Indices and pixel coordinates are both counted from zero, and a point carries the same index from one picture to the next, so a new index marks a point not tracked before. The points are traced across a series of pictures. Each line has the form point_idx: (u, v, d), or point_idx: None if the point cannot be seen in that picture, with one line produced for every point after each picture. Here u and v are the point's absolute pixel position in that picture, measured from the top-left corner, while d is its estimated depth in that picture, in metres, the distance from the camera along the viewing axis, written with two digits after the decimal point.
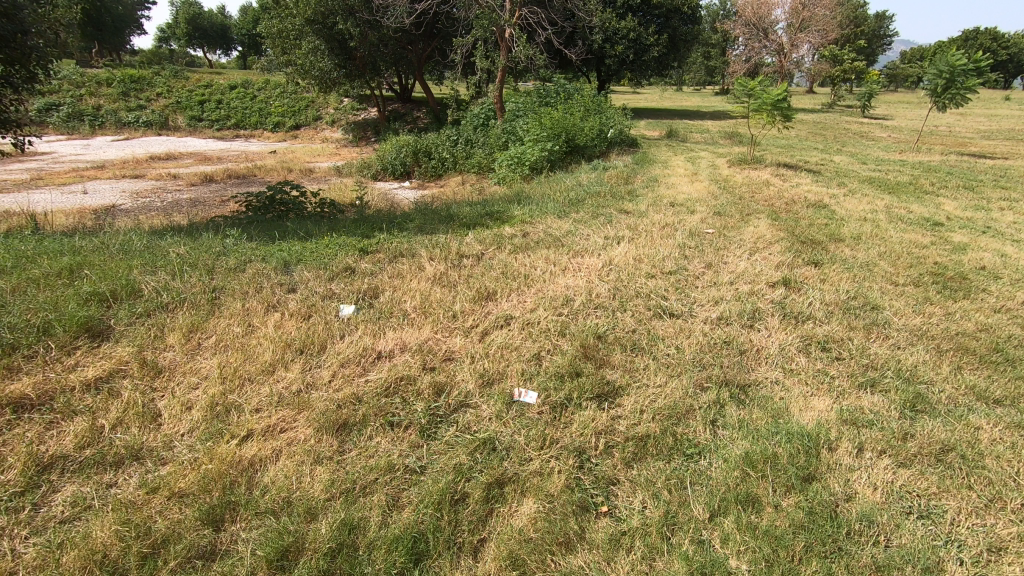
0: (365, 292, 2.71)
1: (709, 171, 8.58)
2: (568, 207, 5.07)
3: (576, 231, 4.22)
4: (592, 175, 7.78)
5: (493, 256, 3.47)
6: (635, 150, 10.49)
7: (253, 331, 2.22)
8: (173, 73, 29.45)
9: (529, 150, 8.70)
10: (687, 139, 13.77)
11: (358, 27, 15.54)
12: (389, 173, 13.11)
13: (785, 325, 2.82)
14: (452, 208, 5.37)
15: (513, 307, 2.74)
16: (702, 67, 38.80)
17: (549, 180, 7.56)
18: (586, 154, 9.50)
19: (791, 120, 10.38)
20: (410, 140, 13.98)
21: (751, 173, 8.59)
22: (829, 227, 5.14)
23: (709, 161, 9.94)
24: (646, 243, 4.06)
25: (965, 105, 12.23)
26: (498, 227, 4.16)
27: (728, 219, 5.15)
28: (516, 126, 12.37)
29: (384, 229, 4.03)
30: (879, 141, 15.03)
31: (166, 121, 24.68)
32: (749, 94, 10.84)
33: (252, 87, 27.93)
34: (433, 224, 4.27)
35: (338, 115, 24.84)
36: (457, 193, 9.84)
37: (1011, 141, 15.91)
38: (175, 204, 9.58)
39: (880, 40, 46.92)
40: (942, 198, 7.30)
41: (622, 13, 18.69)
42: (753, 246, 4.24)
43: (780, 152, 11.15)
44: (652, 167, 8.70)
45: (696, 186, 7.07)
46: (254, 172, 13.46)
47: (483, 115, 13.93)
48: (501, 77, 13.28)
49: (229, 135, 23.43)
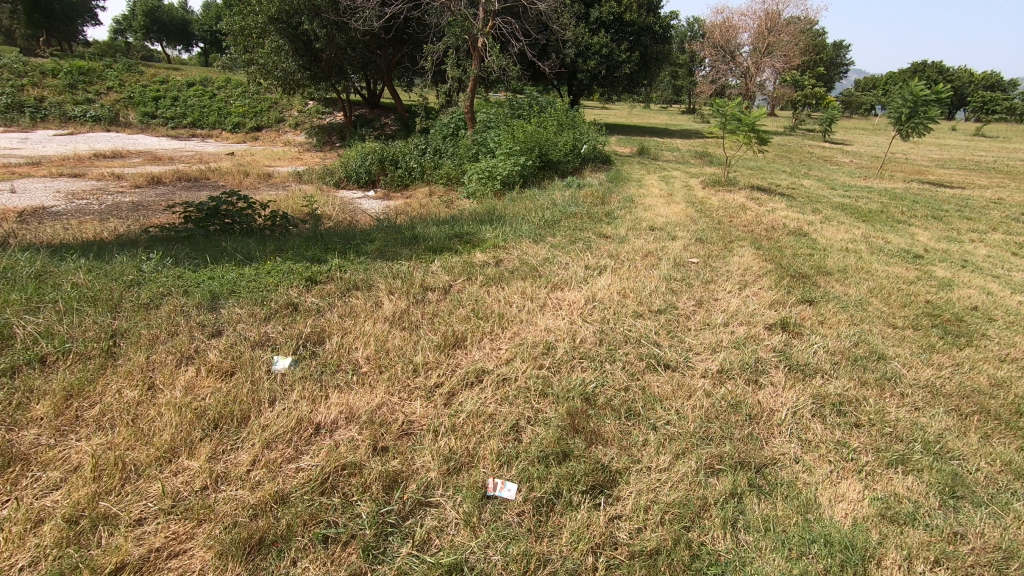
0: (308, 337, 2.25)
1: (684, 193, 8.41)
2: (543, 230, 4.71)
3: (553, 258, 3.85)
4: (566, 193, 7.48)
5: (462, 289, 3.06)
6: (608, 167, 10.27)
7: (153, 396, 1.74)
8: (126, 67, 28.03)
9: (501, 163, 8.32)
10: (659, 157, 13.71)
11: (325, 28, 14.94)
12: (353, 182, 12.52)
13: (792, 380, 2.50)
14: (417, 226, 4.95)
15: (485, 357, 2.32)
16: (669, 86, 39.50)
17: (520, 197, 7.22)
18: (559, 171, 9.21)
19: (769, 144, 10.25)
20: (376, 148, 13.45)
21: (725, 195, 8.44)
22: (814, 258, 4.92)
23: (682, 181, 9.78)
24: (630, 275, 3.72)
25: (926, 134, 12.51)
26: (468, 253, 3.75)
27: (710, 246, 4.89)
28: (487, 138, 12.03)
29: (338, 252, 3.57)
30: (843, 166, 15.29)
31: (116, 117, 23.36)
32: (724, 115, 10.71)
33: (211, 85, 26.82)
34: (395, 246, 3.83)
35: (302, 118, 24.03)
36: (423, 207, 9.40)
37: (964, 170, 16.46)
38: (115, 209, 8.83)
39: (835, 68, 48.88)
40: (915, 228, 7.26)
41: (595, 27, 18.63)
42: (742, 280, 3.96)
43: (752, 175, 11.10)
44: (627, 187, 8.47)
45: (674, 209, 6.83)
46: (207, 175, 12.68)
47: (453, 125, 13.53)
48: (472, 86, 12.93)
49: (185, 134, 22.32)
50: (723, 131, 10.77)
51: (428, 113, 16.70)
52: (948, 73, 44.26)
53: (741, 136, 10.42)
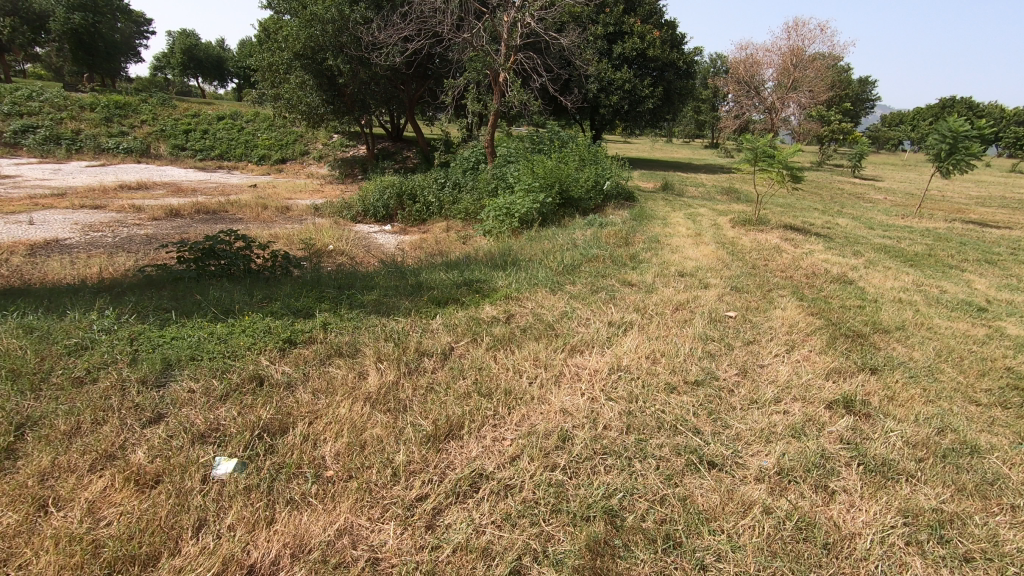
0: (266, 426, 1.83)
1: (712, 232, 7.96)
2: (562, 276, 4.29)
3: (572, 312, 3.41)
4: (587, 232, 7.09)
5: (465, 353, 2.64)
6: (631, 204, 9.89)
7: (39, 524, 1.34)
8: (160, 101, 29.01)
9: (519, 200, 7.99)
10: (683, 193, 13.30)
11: (349, 63, 15.10)
12: (370, 217, 12.37)
13: (873, 487, 1.98)
14: (426, 269, 4.59)
15: (485, 454, 1.87)
16: (692, 121, 39.40)
17: (539, 236, 6.85)
18: (580, 208, 8.86)
19: (803, 182, 9.70)
20: (394, 181, 13.33)
21: (758, 235, 7.96)
22: (866, 313, 4.38)
23: (710, 219, 9.34)
24: (660, 334, 3.26)
25: (969, 172, 11.87)
26: (476, 305, 3.34)
27: (747, 297, 4.42)
28: (506, 172, 11.80)
29: (332, 303, 3.21)
30: (878, 204, 14.67)
31: (147, 149, 23.98)
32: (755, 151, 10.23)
33: (240, 119, 27.52)
34: (395, 296, 3.45)
35: (327, 152, 24.36)
36: (438, 245, 9.11)
37: (1007, 209, 15.68)
38: (128, 241, 8.74)
39: (861, 104, 48.40)
40: (970, 274, 6.66)
41: (618, 63, 18.57)
42: (789, 341, 3.46)
43: (783, 213, 10.59)
44: (651, 225, 8.05)
45: (703, 251, 6.38)
46: (226, 207, 12.66)
47: (473, 159, 13.38)
48: (493, 121, 12.79)
49: (212, 166, 22.75)
50: (754, 167, 10.28)
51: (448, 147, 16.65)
52: (978, 108, 43.44)
53: (775, 173, 9.90)
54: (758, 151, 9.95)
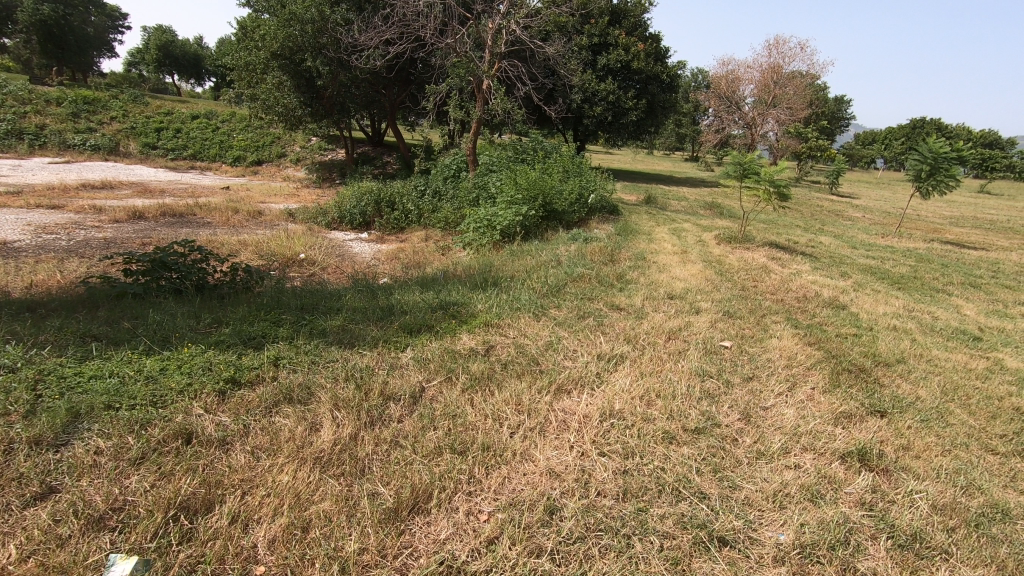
0: (186, 503, 1.48)
1: (698, 250, 7.77)
2: (546, 299, 4.00)
3: (558, 343, 3.11)
4: (571, 247, 6.82)
5: (436, 395, 2.32)
6: (615, 218, 9.68)
7: None
8: (132, 98, 28.09)
9: (501, 212, 7.68)
10: (666, 207, 13.18)
11: (328, 65, 14.69)
12: (346, 224, 11.94)
13: (906, 569, 1.72)
14: (399, 288, 4.25)
15: (457, 537, 1.55)
16: (673, 134, 39.77)
17: (521, 251, 6.57)
18: (563, 221, 8.60)
19: (789, 200, 9.59)
20: (372, 187, 12.94)
21: (744, 254, 7.79)
22: (864, 343, 4.16)
23: (695, 235, 9.17)
24: (654, 370, 2.98)
25: (948, 194, 11.95)
26: (451, 334, 3.02)
27: (741, 324, 4.18)
28: (488, 182, 11.52)
29: (289, 330, 2.85)
30: (857, 222, 14.75)
31: (116, 147, 23.14)
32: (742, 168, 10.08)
33: (215, 118, 26.80)
34: (363, 321, 3.12)
35: (304, 155, 23.80)
36: (416, 259, 8.77)
37: (980, 230, 15.93)
38: (82, 245, 8.20)
39: (837, 123, 49.47)
40: (957, 299, 6.56)
41: (603, 75, 18.49)
42: (790, 377, 3.21)
43: (767, 230, 10.49)
44: (636, 241, 7.83)
45: (691, 270, 6.16)
46: (193, 210, 12.10)
47: (454, 167, 13.08)
48: (475, 128, 12.52)
49: (183, 166, 22.01)
50: (740, 184, 10.13)
51: (429, 154, 16.30)
52: (948, 129, 44.75)
53: (762, 190, 9.76)
54: (745, 167, 9.80)
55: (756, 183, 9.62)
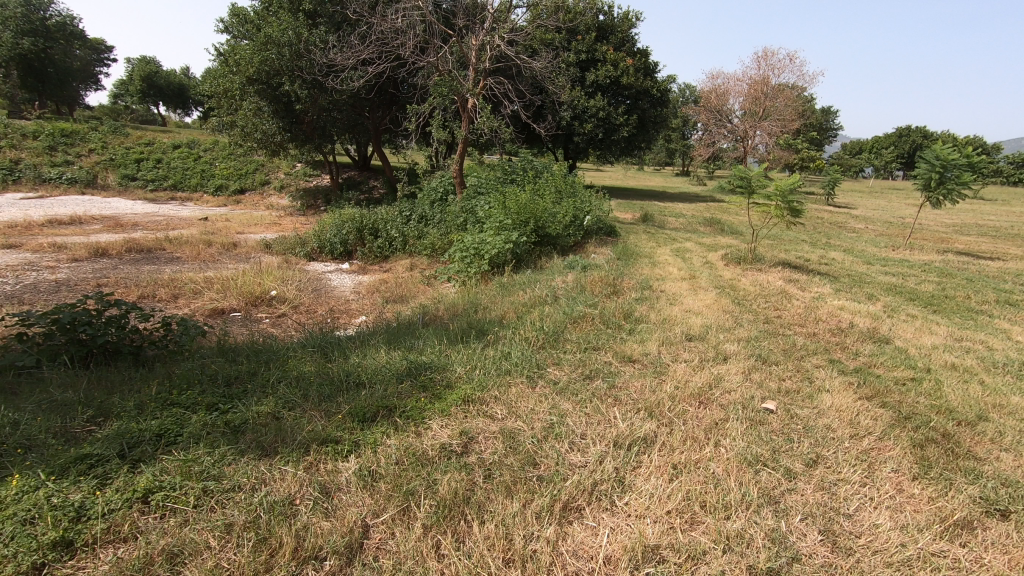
0: None
1: (707, 273, 7.10)
2: (544, 353, 3.26)
3: (560, 426, 2.37)
4: (568, 276, 6.12)
5: (386, 545, 1.56)
6: (613, 240, 9.02)
7: None
8: (112, 129, 27.54)
9: (490, 239, 6.97)
10: (665, 225, 12.57)
11: (307, 89, 14.10)
12: (326, 254, 11.22)
13: None
14: (367, 342, 3.53)
15: None
16: (663, 150, 39.62)
17: (512, 284, 5.86)
18: (559, 246, 7.91)
19: (801, 216, 8.95)
20: (354, 214, 12.26)
21: (758, 276, 7.10)
22: (931, 392, 3.44)
23: (699, 256, 8.51)
24: (692, 460, 2.24)
25: (961, 202, 11.33)
26: (419, 421, 2.27)
27: (781, 374, 3.45)
28: (476, 205, 10.86)
29: (196, 427, 2.12)
30: (862, 234, 14.18)
31: (93, 179, 22.47)
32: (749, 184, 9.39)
33: (197, 147, 26.23)
34: (304, 405, 2.37)
35: (288, 181, 23.15)
36: (400, 295, 8.03)
37: (987, 238, 15.42)
38: (29, 289, 7.44)
39: (824, 134, 49.63)
40: (1002, 322, 5.87)
41: (592, 91, 18.02)
42: (865, 457, 2.47)
43: (775, 248, 9.83)
44: (639, 266, 7.15)
45: (705, 301, 5.47)
46: (163, 244, 11.37)
47: (441, 190, 12.44)
48: (462, 149, 11.89)
49: (163, 197, 21.34)
50: (747, 200, 9.44)
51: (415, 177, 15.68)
52: (935, 137, 44.92)
53: (774, 207, 9.01)
54: (750, 182, 9.18)
55: (764, 198, 8.98)
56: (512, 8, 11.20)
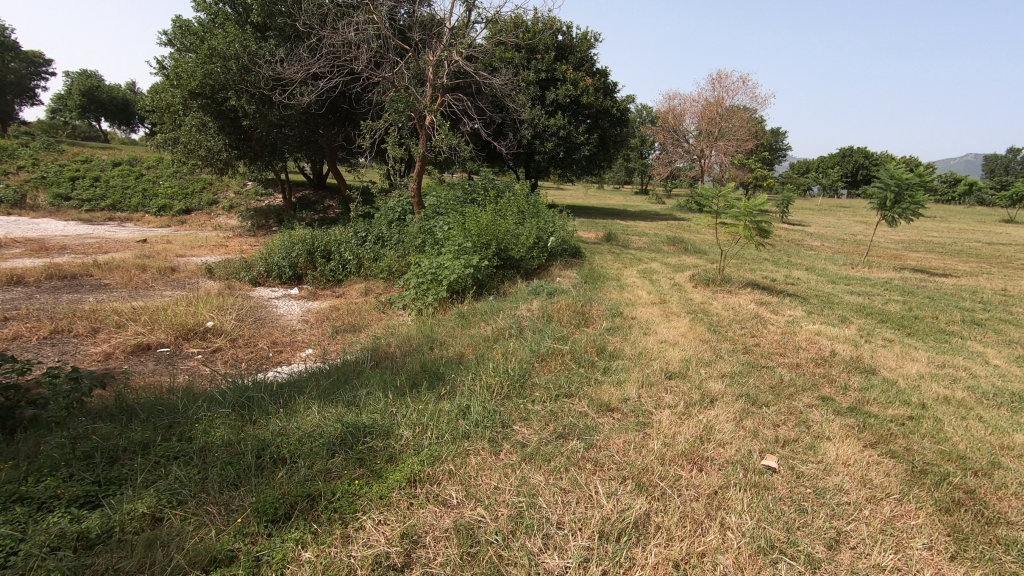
0: None
1: (677, 297, 6.82)
2: (509, 405, 2.79)
3: (531, 512, 1.90)
4: (533, 304, 5.68)
5: None
6: (578, 262, 8.69)
7: None
8: (45, 146, 25.86)
9: (449, 264, 6.48)
10: (628, 245, 12.36)
11: (255, 104, 13.38)
12: (274, 278, 10.49)
13: None
14: (301, 394, 2.98)
15: None
16: (622, 170, 40.15)
17: (473, 313, 5.39)
18: (522, 269, 7.49)
19: (769, 237, 8.80)
20: (304, 235, 11.56)
21: (729, 300, 6.85)
22: (936, 434, 3.12)
23: (667, 279, 8.25)
24: (699, 555, 1.79)
25: (915, 221, 11.50)
26: (351, 520, 1.78)
27: (776, 420, 3.07)
28: (435, 225, 10.38)
29: (40, 542, 1.56)
30: (820, 252, 14.34)
31: (21, 200, 20.90)
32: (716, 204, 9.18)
33: (139, 165, 24.87)
34: (197, 500, 1.83)
35: (238, 200, 22.05)
36: (352, 325, 7.43)
37: (935, 254, 15.88)
38: None
39: (774, 155, 51.55)
40: (975, 344, 5.74)
41: (552, 110, 17.90)
42: (894, 533, 2.07)
43: (741, 268, 9.70)
44: (607, 290, 6.79)
45: (680, 330, 5.12)
46: (90, 269, 10.39)
47: (399, 210, 11.91)
48: (420, 168, 11.41)
49: (100, 218, 19.98)
50: (714, 221, 9.22)
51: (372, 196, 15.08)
52: (875, 157, 47.21)
53: (743, 228, 8.79)
54: (716, 201, 9.02)
55: (732, 218, 8.81)
56: (470, 24, 10.89)
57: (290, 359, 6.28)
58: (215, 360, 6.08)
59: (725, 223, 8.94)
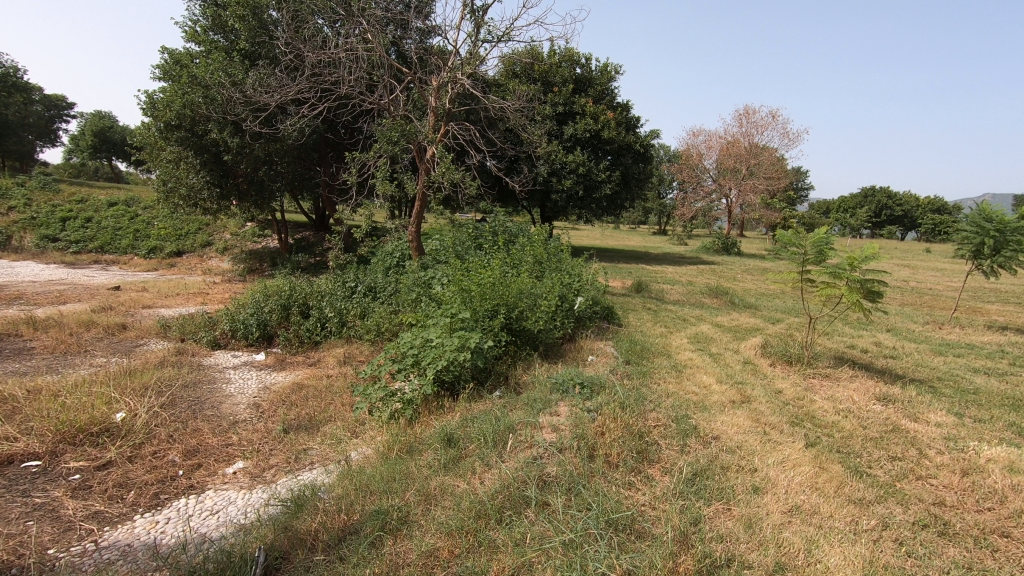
0: None
1: (761, 388, 4.83)
2: None
3: None
4: (561, 413, 3.74)
5: None
6: (613, 329, 6.76)
7: None
8: (41, 185, 24.88)
9: (440, 342, 4.50)
10: (665, 298, 10.45)
11: (238, 137, 11.93)
12: (239, 339, 8.66)
13: None
14: None
15: None
16: (641, 210, 38.59)
17: (465, 430, 3.46)
18: (541, 344, 5.54)
19: (881, 301, 5.59)
20: (282, 284, 9.79)
21: (838, 393, 4.84)
22: None
23: (733, 352, 6.27)
24: None
25: (1018, 271, 9.38)
26: None
27: None
28: (435, 274, 8.61)
29: None
30: (886, 305, 12.33)
31: (5, 242, 19.66)
32: (802, 249, 5.93)
33: (136, 204, 23.70)
34: None
35: (234, 242, 20.58)
36: (311, 420, 5.49)
37: (1016, 305, 13.74)
38: None
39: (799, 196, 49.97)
40: None
41: (570, 145, 16.38)
42: None
43: (817, 334, 7.65)
44: (661, 379, 4.83)
45: (807, 471, 3.11)
46: (22, 326, 8.67)
47: (397, 255, 10.19)
48: (421, 208, 9.70)
49: (84, 261, 18.58)
50: (800, 273, 6.06)
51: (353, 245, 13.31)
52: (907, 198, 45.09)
53: (849, 289, 5.51)
54: (801, 249, 6.03)
55: (826, 274, 5.71)
56: (480, 43, 9.38)
57: (207, 482, 4.32)
58: (94, 485, 4.15)
59: (815, 279, 5.86)
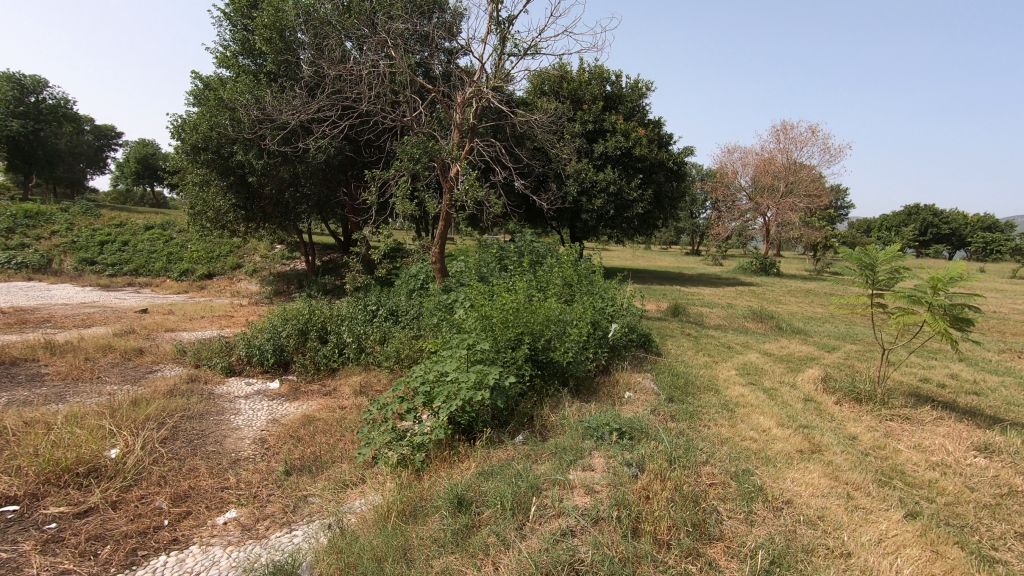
0: None
1: (832, 433, 4.10)
2: None
3: None
4: (596, 469, 3.10)
5: None
6: (651, 358, 6.10)
7: None
8: (84, 211, 25.63)
9: (456, 377, 3.92)
10: (705, 322, 9.70)
11: (263, 158, 11.78)
12: (254, 365, 8.29)
13: None
14: None
15: None
16: (673, 230, 37.67)
17: (479, 490, 2.88)
18: (571, 378, 4.92)
19: (970, 331, 4.78)
20: (300, 307, 9.43)
21: (926, 440, 4.07)
22: None
23: (790, 386, 5.53)
24: None
25: None
26: None
27: None
28: (458, 297, 8.12)
29: None
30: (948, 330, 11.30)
31: (46, 265, 20.10)
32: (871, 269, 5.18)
33: (171, 228, 24.14)
34: None
35: (263, 265, 20.62)
36: (316, 460, 4.97)
37: None
38: None
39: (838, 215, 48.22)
40: None
41: (601, 163, 15.85)
42: None
43: (882, 365, 6.81)
44: (712, 421, 4.15)
45: (919, 558, 2.41)
46: (41, 350, 8.51)
47: (421, 277, 9.76)
48: (444, 227, 9.25)
49: (118, 283, 18.82)
50: (869, 296, 5.29)
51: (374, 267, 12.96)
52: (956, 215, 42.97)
53: (934, 315, 4.72)
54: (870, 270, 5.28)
55: (903, 298, 4.94)
56: (506, 57, 8.99)
57: (193, 535, 3.82)
58: (68, 536, 3.69)
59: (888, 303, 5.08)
